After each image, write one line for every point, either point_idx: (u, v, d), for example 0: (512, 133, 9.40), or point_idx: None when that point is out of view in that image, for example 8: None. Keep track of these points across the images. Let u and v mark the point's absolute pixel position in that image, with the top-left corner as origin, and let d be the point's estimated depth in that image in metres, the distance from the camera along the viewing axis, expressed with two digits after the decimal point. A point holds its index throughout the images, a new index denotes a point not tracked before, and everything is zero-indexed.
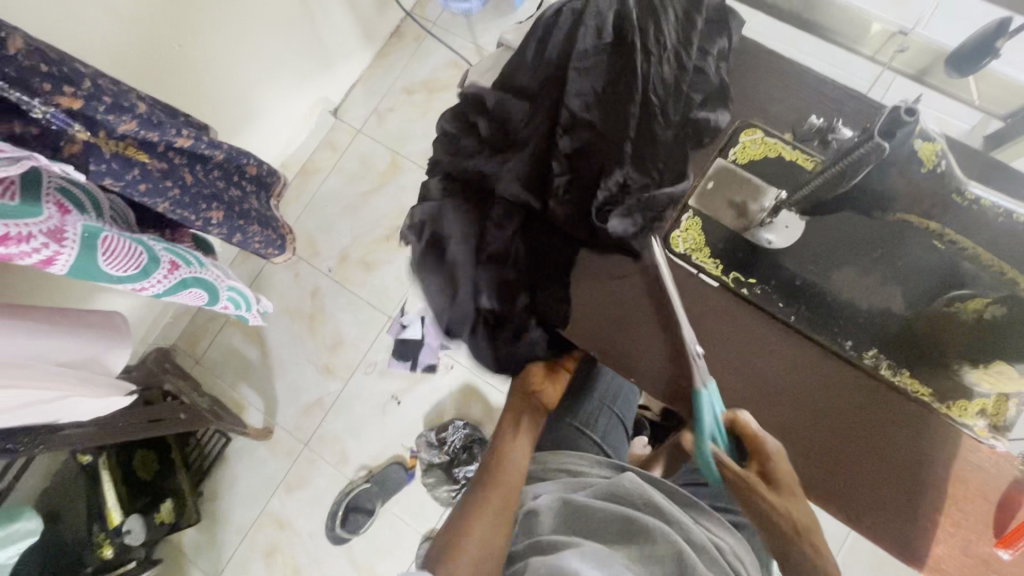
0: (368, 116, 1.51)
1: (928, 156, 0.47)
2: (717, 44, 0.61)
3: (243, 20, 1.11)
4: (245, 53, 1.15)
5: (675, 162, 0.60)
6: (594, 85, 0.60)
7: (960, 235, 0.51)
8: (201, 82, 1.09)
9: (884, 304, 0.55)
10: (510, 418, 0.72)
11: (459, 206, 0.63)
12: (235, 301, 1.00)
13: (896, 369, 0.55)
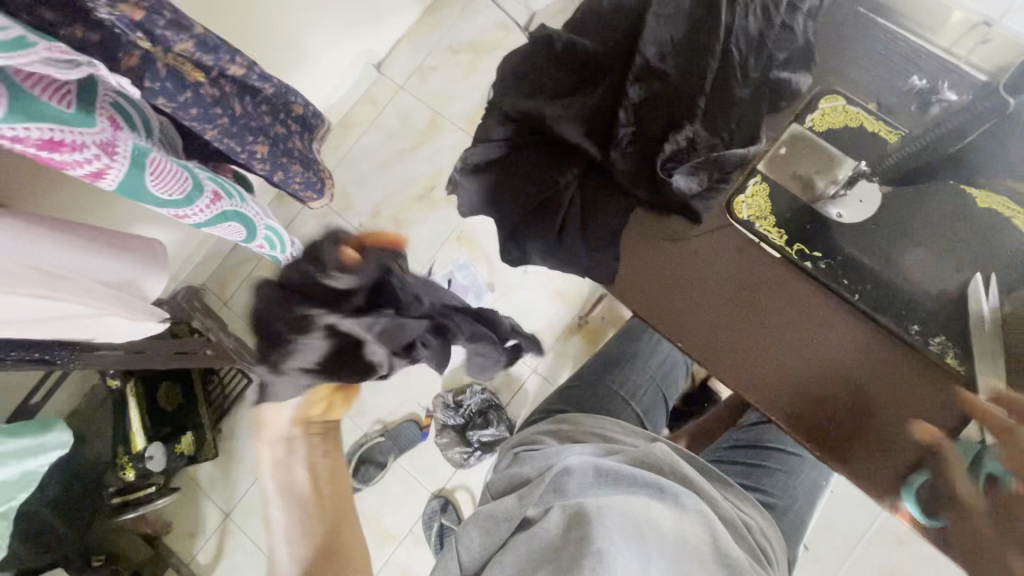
0: (412, 72, 1.48)
1: None
2: (808, 0, 0.57)
3: None
4: None
5: (747, 123, 0.57)
6: (672, 33, 0.57)
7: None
8: (252, 18, 1.08)
9: (957, 288, 0.52)
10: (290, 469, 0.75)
11: (516, 153, 0.62)
12: (270, 240, 1.00)
13: (964, 361, 0.52)
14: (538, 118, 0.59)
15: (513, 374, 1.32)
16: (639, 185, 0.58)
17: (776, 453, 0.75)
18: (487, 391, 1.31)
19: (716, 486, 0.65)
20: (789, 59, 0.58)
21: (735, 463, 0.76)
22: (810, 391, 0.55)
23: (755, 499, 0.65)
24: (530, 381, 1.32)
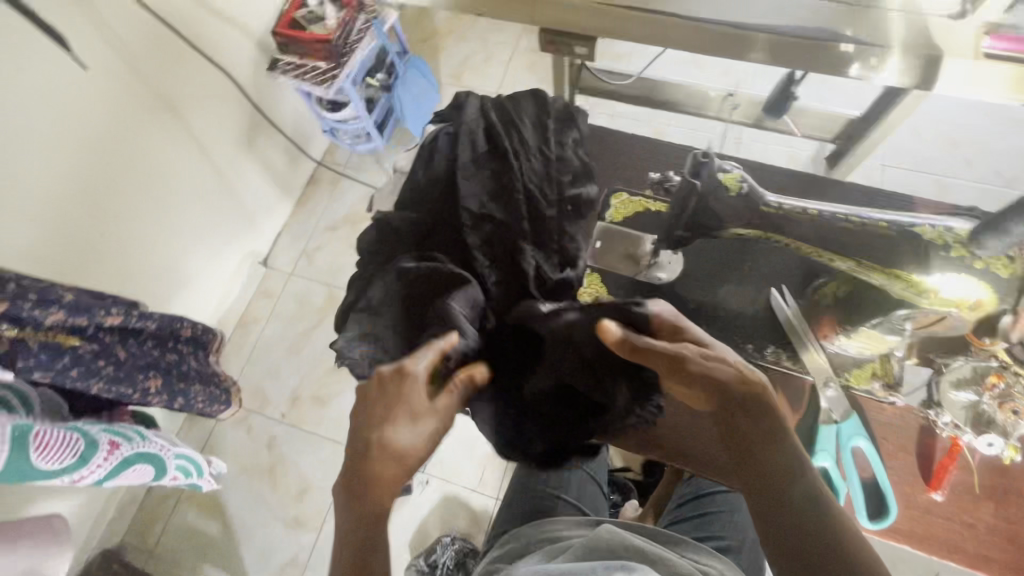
0: (299, 257, 1.81)
1: (731, 182, 0.62)
2: (570, 136, 0.75)
3: (192, 220, 1.47)
4: (189, 237, 1.48)
5: (563, 235, 0.70)
6: (482, 186, 0.70)
7: (801, 242, 0.61)
8: (114, 258, 1.27)
9: (764, 302, 0.67)
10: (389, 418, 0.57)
11: (402, 319, 0.68)
12: (123, 436, 0.86)
13: (795, 358, 0.66)
14: (409, 276, 0.68)
15: (477, 511, 1.31)
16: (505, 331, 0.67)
17: (715, 496, 0.82)
18: (457, 538, 1.25)
19: (672, 550, 0.67)
20: (575, 178, 0.73)
21: (685, 520, 0.82)
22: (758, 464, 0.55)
23: (712, 549, 0.68)
24: (491, 505, 1.32)
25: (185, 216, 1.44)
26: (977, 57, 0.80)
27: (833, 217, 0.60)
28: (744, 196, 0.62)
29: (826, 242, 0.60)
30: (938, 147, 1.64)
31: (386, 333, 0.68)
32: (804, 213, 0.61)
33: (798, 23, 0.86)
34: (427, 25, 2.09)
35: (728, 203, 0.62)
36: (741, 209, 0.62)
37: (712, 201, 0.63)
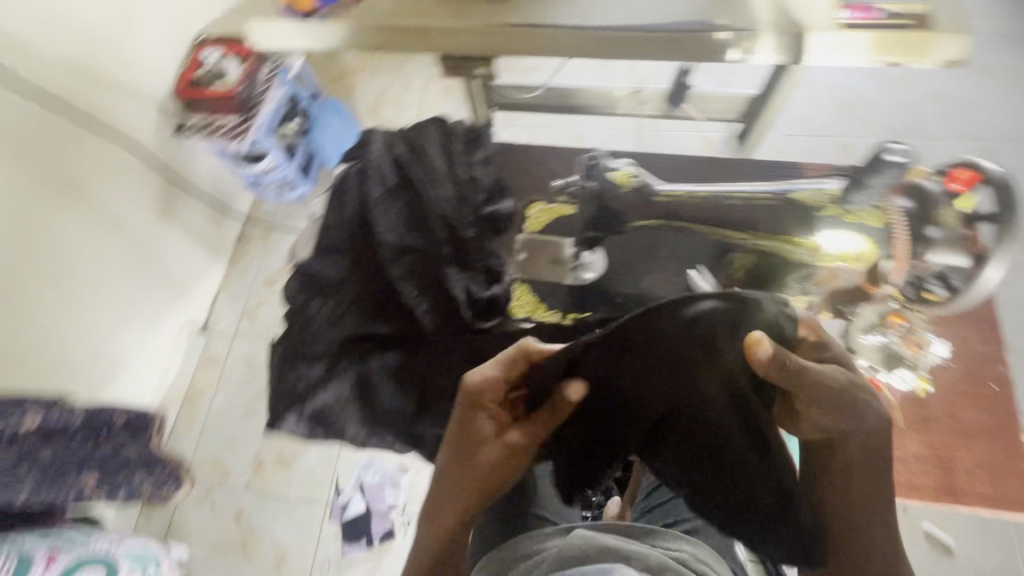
0: (240, 317, 1.75)
1: (624, 179, 0.69)
2: (478, 155, 0.77)
3: (113, 299, 1.39)
4: (112, 317, 1.39)
5: (484, 253, 0.72)
6: (400, 217, 0.72)
7: (696, 223, 0.67)
8: (26, 354, 1.18)
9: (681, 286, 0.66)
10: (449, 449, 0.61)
11: (341, 361, 0.70)
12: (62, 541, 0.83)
13: None
14: (343, 318, 0.71)
15: None
16: (443, 360, 0.69)
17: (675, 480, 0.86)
18: None
19: (644, 543, 0.67)
20: (490, 196, 0.75)
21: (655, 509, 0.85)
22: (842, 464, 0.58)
23: (684, 534, 0.69)
24: None
25: (103, 296, 1.36)
26: (838, 27, 0.87)
27: (717, 196, 0.67)
28: (638, 189, 0.69)
29: (721, 219, 0.66)
30: (832, 111, 1.77)
31: (325, 374, 0.70)
32: (690, 196, 0.68)
33: (675, 20, 0.91)
34: (335, 64, 2.08)
35: (624, 198, 0.68)
36: (637, 202, 0.69)
37: (611, 198, 0.69)
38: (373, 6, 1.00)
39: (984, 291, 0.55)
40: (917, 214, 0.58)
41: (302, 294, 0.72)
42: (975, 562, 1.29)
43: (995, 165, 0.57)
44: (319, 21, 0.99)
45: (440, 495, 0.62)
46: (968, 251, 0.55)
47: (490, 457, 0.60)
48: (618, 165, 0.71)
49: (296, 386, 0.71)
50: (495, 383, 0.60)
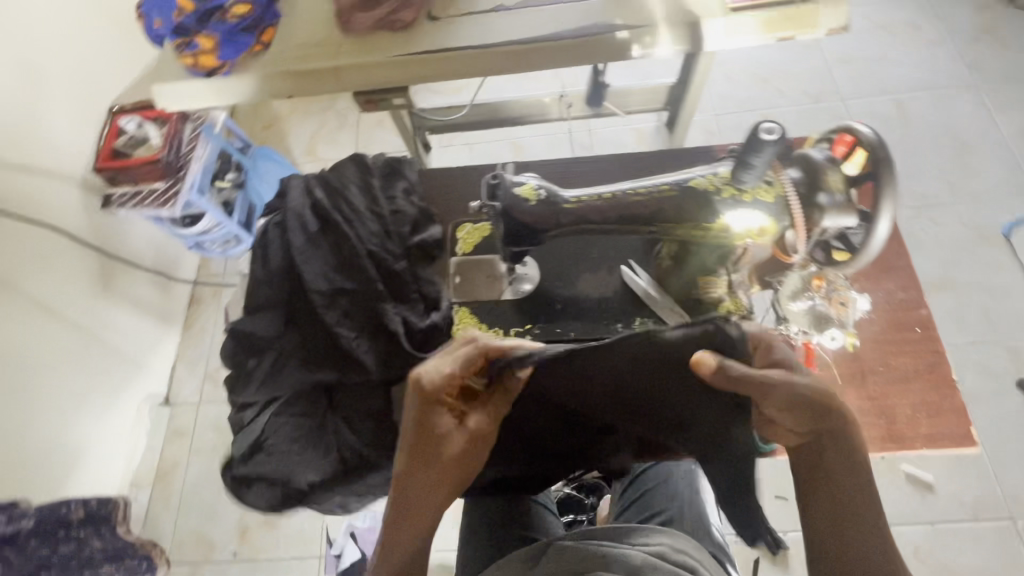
0: (202, 383, 1.69)
1: (530, 193, 0.65)
2: (398, 186, 0.79)
3: (61, 389, 1.33)
4: (62, 407, 1.33)
5: (415, 282, 0.75)
6: (327, 263, 0.75)
7: (610, 223, 0.66)
8: None
9: (608, 286, 0.71)
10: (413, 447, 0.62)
11: (286, 407, 0.75)
12: None
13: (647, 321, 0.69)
14: (282, 366, 0.74)
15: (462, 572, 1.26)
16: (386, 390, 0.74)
17: (646, 473, 0.86)
18: None
19: (623, 543, 0.67)
20: (416, 225, 0.77)
21: (631, 505, 0.85)
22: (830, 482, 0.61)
23: (659, 525, 0.69)
24: None
25: (49, 388, 1.30)
26: (726, 12, 0.91)
27: (625, 195, 0.64)
28: (545, 202, 0.65)
29: (635, 216, 0.65)
30: (751, 87, 1.84)
31: (271, 420, 0.74)
32: (599, 199, 0.65)
33: (578, 24, 0.94)
34: (264, 113, 2.07)
35: (533, 214, 0.65)
36: (545, 213, 0.65)
37: (518, 216, 0.65)
38: (277, 54, 1.00)
39: (880, 246, 0.57)
40: (809, 185, 0.58)
41: (243, 348, 0.76)
42: (953, 493, 1.34)
43: (866, 125, 0.59)
44: (224, 78, 1.00)
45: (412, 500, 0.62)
46: (856, 211, 0.58)
47: (462, 449, 0.64)
48: (523, 178, 0.66)
49: (245, 435, 0.74)
50: (453, 378, 0.63)
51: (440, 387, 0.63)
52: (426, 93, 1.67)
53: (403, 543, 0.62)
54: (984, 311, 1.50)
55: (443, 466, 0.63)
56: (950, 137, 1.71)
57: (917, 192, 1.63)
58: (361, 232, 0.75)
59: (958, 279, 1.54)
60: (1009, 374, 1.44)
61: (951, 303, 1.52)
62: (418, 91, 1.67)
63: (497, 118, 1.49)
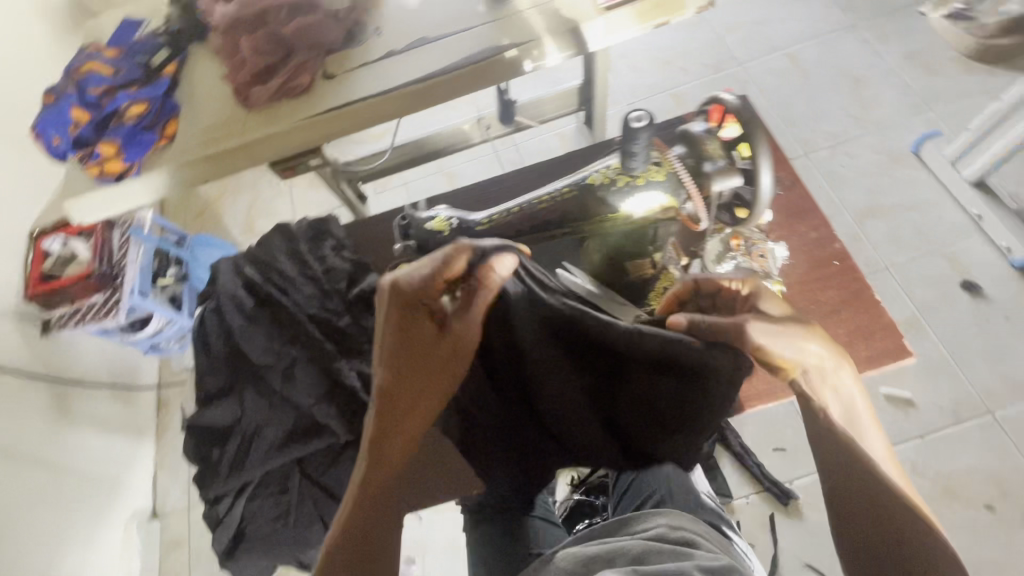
0: (187, 486, 1.64)
1: (440, 225, 0.73)
2: (328, 245, 0.82)
3: (38, 533, 1.26)
4: (43, 551, 1.26)
5: (358, 334, 0.79)
6: (270, 336, 0.80)
7: (524, 233, 0.73)
8: None
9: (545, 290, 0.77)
10: (398, 360, 0.65)
11: (256, 488, 0.76)
12: None
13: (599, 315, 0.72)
14: (246, 446, 0.77)
15: None
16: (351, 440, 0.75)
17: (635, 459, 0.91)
18: None
19: (623, 535, 0.68)
20: (352, 277, 0.81)
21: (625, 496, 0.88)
22: (857, 504, 0.64)
23: (653, 509, 0.70)
24: None
25: (25, 535, 1.23)
26: (601, 12, 0.97)
27: (528, 205, 0.72)
28: (454, 230, 0.73)
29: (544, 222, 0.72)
30: (657, 71, 1.92)
31: (245, 504, 0.75)
32: (509, 213, 0.73)
33: (472, 51, 0.97)
34: (195, 201, 2.05)
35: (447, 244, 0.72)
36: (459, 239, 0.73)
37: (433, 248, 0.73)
38: (182, 145, 1.00)
39: (767, 197, 0.62)
40: (693, 158, 0.64)
41: (207, 440, 0.78)
42: (931, 402, 1.40)
43: (732, 91, 0.64)
44: (134, 179, 0.99)
45: (400, 411, 0.66)
46: (739, 171, 0.62)
47: (445, 354, 0.67)
48: (434, 213, 0.74)
49: (223, 526, 0.75)
50: (429, 282, 0.64)
51: (419, 292, 0.64)
52: (349, 145, 1.68)
53: (391, 460, 0.65)
54: (916, 227, 1.59)
55: (428, 370, 0.67)
56: (845, 76, 1.82)
57: (829, 134, 1.73)
58: (298, 298, 0.81)
59: (885, 203, 1.63)
60: (951, 279, 1.52)
61: (884, 227, 1.60)
62: (339, 145, 1.69)
63: (423, 154, 1.52)
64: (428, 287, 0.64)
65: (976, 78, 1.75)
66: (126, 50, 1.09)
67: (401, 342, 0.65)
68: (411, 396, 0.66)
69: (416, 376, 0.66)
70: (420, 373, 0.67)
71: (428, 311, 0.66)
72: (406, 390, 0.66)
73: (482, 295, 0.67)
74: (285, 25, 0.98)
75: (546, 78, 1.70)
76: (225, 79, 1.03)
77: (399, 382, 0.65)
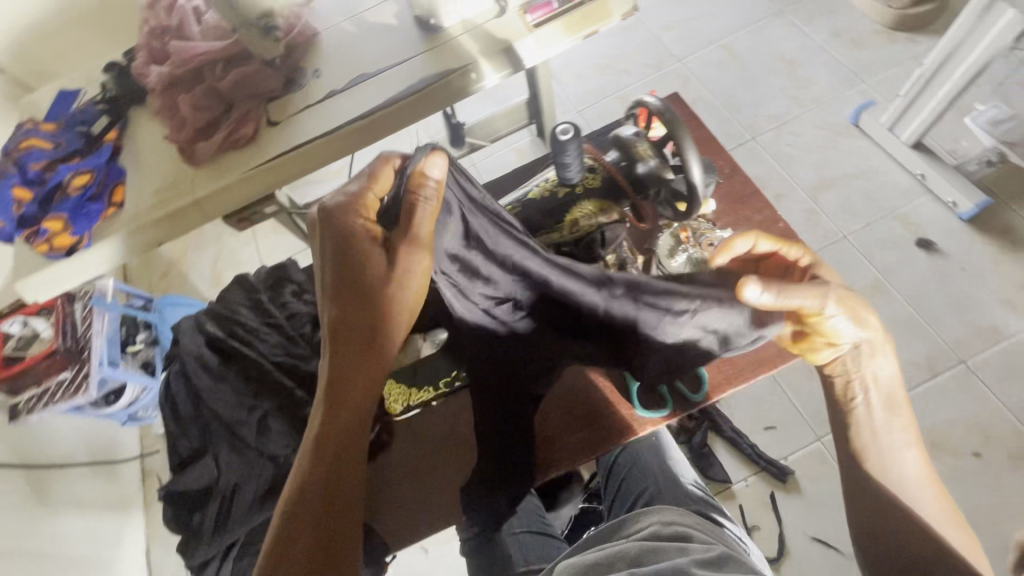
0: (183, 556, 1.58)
1: None
2: (288, 291, 0.86)
3: None
4: None
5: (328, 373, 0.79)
6: (238, 390, 0.79)
7: None
8: None
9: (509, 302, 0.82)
10: (346, 295, 0.67)
11: (239, 550, 0.72)
12: None
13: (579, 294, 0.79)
14: (226, 507, 0.75)
15: None
16: None
17: (617, 461, 0.93)
18: None
19: (618, 540, 0.68)
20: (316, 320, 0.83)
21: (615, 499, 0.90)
22: (868, 499, 0.75)
23: (644, 510, 0.71)
24: None
25: None
26: (531, 29, 1.00)
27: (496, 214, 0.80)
28: None
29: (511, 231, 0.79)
30: (600, 76, 1.97)
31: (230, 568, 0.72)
32: None
33: (412, 81, 0.99)
34: (158, 262, 2.01)
35: None
36: None
37: None
38: (132, 210, 0.99)
39: (703, 188, 0.73)
40: (626, 159, 0.76)
41: (187, 507, 0.76)
42: (906, 361, 1.44)
43: (654, 95, 0.77)
44: (87, 250, 0.97)
45: (355, 347, 0.67)
46: (672, 169, 0.75)
47: (387, 278, 0.66)
48: None
49: None
50: (358, 208, 0.67)
51: (349, 218, 0.66)
52: (306, 187, 1.68)
53: (349, 399, 0.67)
54: (866, 194, 1.64)
55: (373, 301, 0.67)
56: (778, 59, 1.89)
57: (771, 116, 1.79)
58: (262, 346, 0.81)
59: (834, 175, 1.69)
60: (906, 239, 1.57)
61: (837, 198, 1.65)
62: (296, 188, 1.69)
63: None
64: (360, 218, 0.67)
65: (900, 47, 1.84)
66: (64, 122, 1.08)
67: (343, 275, 0.67)
68: (361, 327, 0.67)
69: (362, 307, 0.67)
70: (366, 305, 0.67)
71: (365, 237, 0.67)
72: (358, 323, 0.67)
73: (421, 205, 0.64)
74: (222, 79, 0.99)
75: (494, 98, 1.74)
76: (167, 140, 1.02)
77: (348, 317, 0.67)
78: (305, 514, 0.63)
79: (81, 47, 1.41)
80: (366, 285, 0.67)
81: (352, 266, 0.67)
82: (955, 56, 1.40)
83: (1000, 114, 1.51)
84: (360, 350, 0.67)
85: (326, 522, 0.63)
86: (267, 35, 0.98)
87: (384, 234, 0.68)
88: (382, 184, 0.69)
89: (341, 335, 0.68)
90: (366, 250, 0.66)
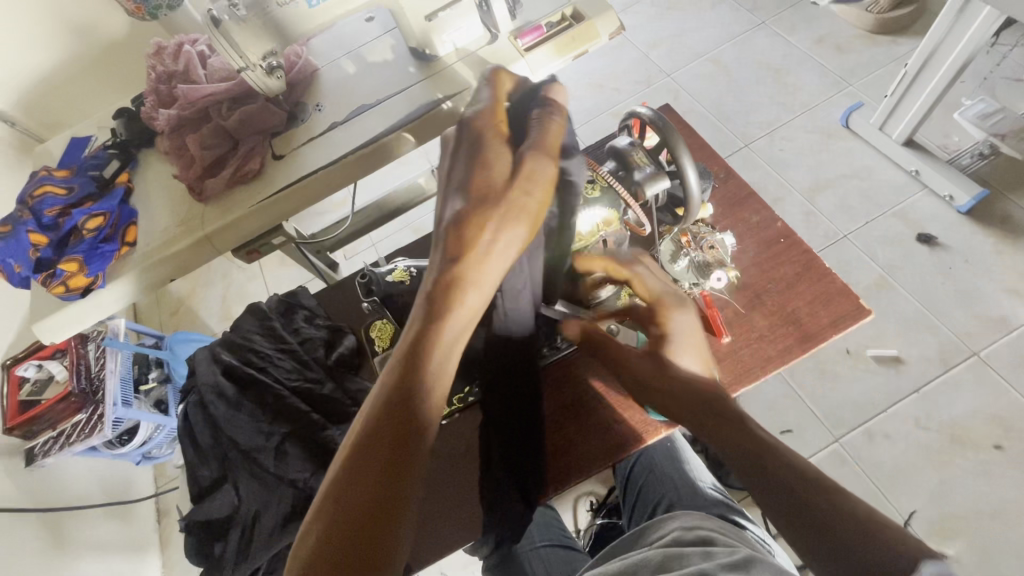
0: None
1: (402, 275, 0.76)
2: (300, 316, 0.87)
3: None
4: None
5: (342, 396, 0.81)
6: (254, 416, 0.80)
7: None
8: None
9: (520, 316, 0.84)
10: (477, 192, 0.60)
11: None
12: None
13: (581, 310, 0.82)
14: (248, 535, 0.75)
15: None
16: None
17: (635, 469, 0.93)
18: None
19: (642, 548, 0.68)
20: (329, 343, 0.84)
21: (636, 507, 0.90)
22: (793, 513, 0.58)
23: (667, 518, 0.70)
24: None
25: None
26: (523, 53, 1.03)
27: None
28: (415, 277, 0.76)
29: None
30: (593, 95, 2.02)
31: None
32: None
33: (410, 108, 1.02)
34: (169, 300, 2.05)
35: (411, 293, 0.75)
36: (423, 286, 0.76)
37: (400, 299, 0.76)
38: (144, 248, 1.02)
39: (696, 190, 0.75)
40: (622, 169, 0.80)
41: (211, 537, 0.77)
42: (918, 356, 1.43)
43: (645, 105, 0.80)
44: (102, 289, 1.00)
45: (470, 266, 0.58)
46: (665, 174, 0.78)
47: (520, 187, 0.60)
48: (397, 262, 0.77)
49: None
50: (496, 110, 0.65)
51: (493, 115, 0.64)
52: (311, 218, 1.72)
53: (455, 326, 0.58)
54: (863, 193, 1.66)
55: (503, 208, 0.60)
56: (765, 68, 1.94)
57: (762, 123, 1.83)
58: (277, 371, 0.83)
59: (829, 177, 1.71)
60: (907, 236, 1.58)
61: (834, 199, 1.67)
62: (302, 219, 1.72)
63: (384, 213, 1.57)
64: (493, 118, 0.64)
65: (884, 49, 1.88)
66: (77, 168, 1.12)
67: (477, 170, 0.61)
68: (483, 237, 0.58)
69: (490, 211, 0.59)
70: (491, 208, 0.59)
71: (498, 134, 0.63)
72: (484, 231, 0.58)
73: (551, 121, 0.65)
74: (229, 117, 1.03)
75: None
76: (177, 178, 1.05)
77: (473, 219, 0.59)
78: (380, 445, 0.53)
79: (97, 98, 1.49)
80: (497, 186, 0.60)
81: (482, 156, 0.62)
82: (936, 55, 1.44)
83: (988, 108, 1.53)
84: (474, 267, 0.58)
85: (404, 455, 0.53)
86: (272, 74, 0.97)
87: (510, 138, 0.64)
88: (502, 94, 0.67)
89: (455, 239, 0.58)
90: (501, 141, 0.63)
